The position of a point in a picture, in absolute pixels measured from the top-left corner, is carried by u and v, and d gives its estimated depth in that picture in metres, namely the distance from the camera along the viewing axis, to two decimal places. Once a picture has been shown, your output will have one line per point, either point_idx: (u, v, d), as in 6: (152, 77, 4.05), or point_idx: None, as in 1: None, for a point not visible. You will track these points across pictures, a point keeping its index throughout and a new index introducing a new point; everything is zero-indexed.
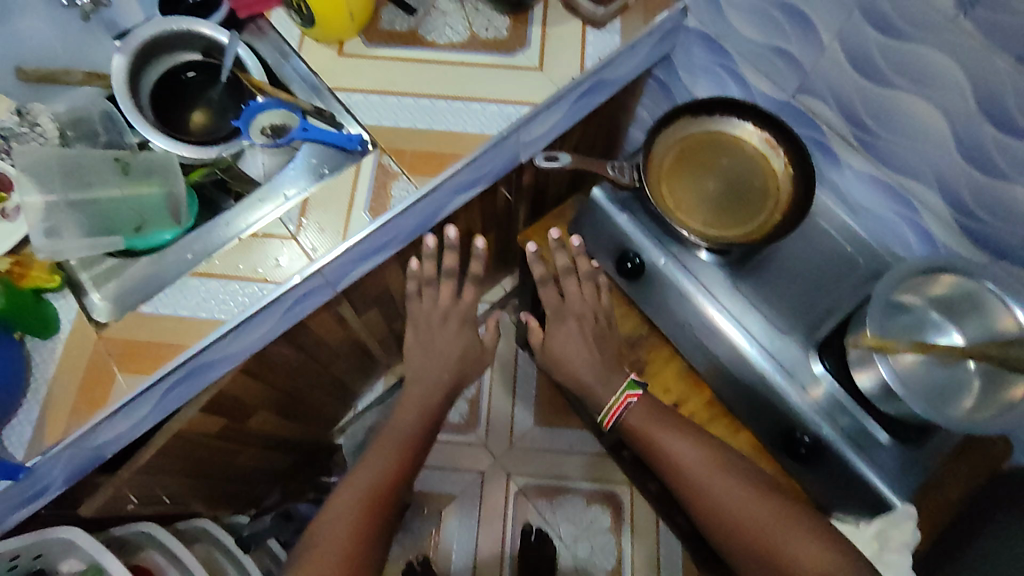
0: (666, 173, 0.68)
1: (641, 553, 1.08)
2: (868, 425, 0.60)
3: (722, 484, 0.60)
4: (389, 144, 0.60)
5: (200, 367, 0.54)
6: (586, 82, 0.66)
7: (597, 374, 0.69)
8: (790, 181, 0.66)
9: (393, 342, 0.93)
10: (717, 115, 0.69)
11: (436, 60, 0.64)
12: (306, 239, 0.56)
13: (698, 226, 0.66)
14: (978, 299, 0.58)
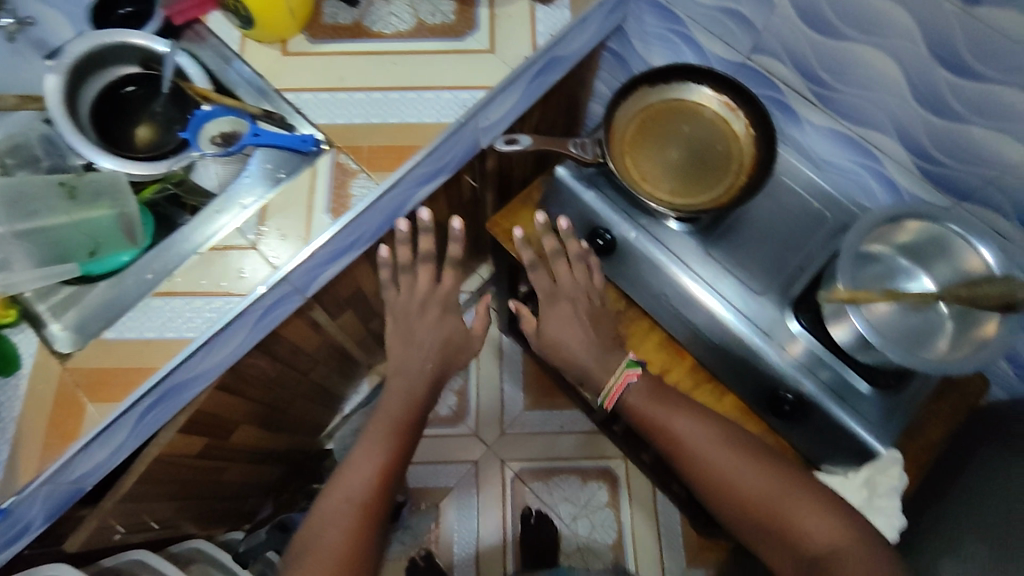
0: (629, 145, 0.68)
1: (641, 524, 1.09)
2: (848, 375, 0.62)
3: (720, 454, 0.60)
4: (345, 142, 0.59)
5: (173, 389, 0.53)
6: (541, 61, 0.64)
7: (593, 355, 0.66)
8: (752, 143, 0.66)
9: (372, 342, 0.92)
10: (674, 82, 0.69)
11: (384, 51, 0.62)
12: (268, 246, 0.55)
13: (665, 196, 0.66)
14: (944, 242, 0.59)
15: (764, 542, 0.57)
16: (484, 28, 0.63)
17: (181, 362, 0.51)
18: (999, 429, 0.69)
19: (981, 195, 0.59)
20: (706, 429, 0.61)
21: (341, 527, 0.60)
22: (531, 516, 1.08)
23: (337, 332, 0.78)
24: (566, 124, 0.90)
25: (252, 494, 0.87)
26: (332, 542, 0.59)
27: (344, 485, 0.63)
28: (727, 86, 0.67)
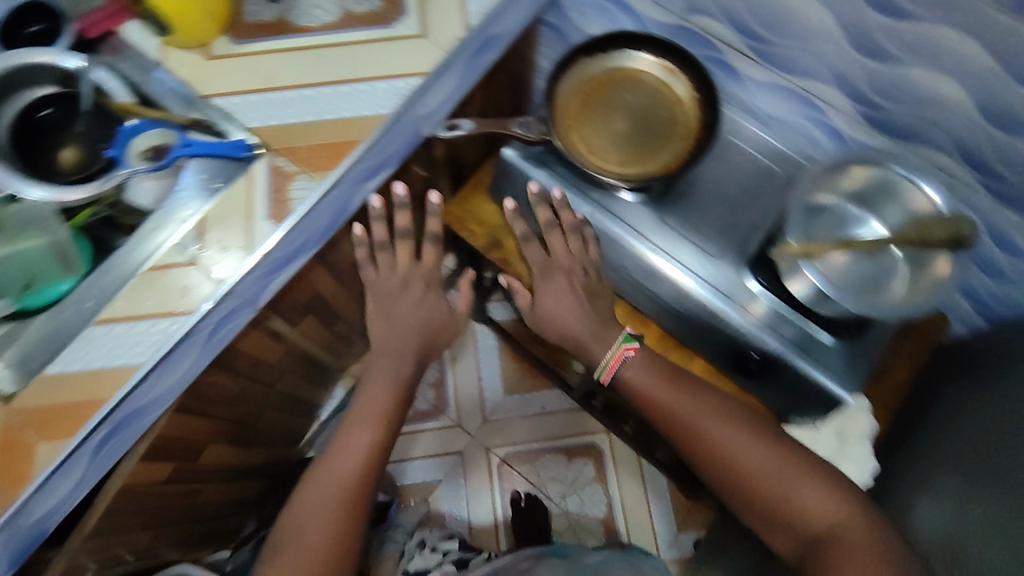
0: (574, 120, 0.67)
1: (629, 494, 1.10)
2: (811, 328, 0.62)
3: (725, 434, 0.59)
4: (281, 144, 0.56)
5: (128, 418, 0.52)
6: (475, 40, 0.62)
7: (592, 331, 0.66)
8: (695, 105, 0.66)
9: (338, 345, 0.91)
10: (613, 50, 0.68)
11: (310, 45, 0.59)
12: (209, 259, 0.53)
13: (616, 168, 0.66)
14: (891, 186, 0.60)
15: (762, 516, 0.58)
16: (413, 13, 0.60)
17: (130, 390, 0.50)
18: (959, 362, 0.71)
19: (922, 135, 0.61)
20: (700, 406, 0.61)
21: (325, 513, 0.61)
22: (521, 500, 1.09)
23: (299, 339, 0.76)
24: (514, 103, 0.89)
25: (230, 513, 0.85)
26: (316, 531, 0.60)
27: (330, 470, 0.63)
28: (667, 51, 0.66)
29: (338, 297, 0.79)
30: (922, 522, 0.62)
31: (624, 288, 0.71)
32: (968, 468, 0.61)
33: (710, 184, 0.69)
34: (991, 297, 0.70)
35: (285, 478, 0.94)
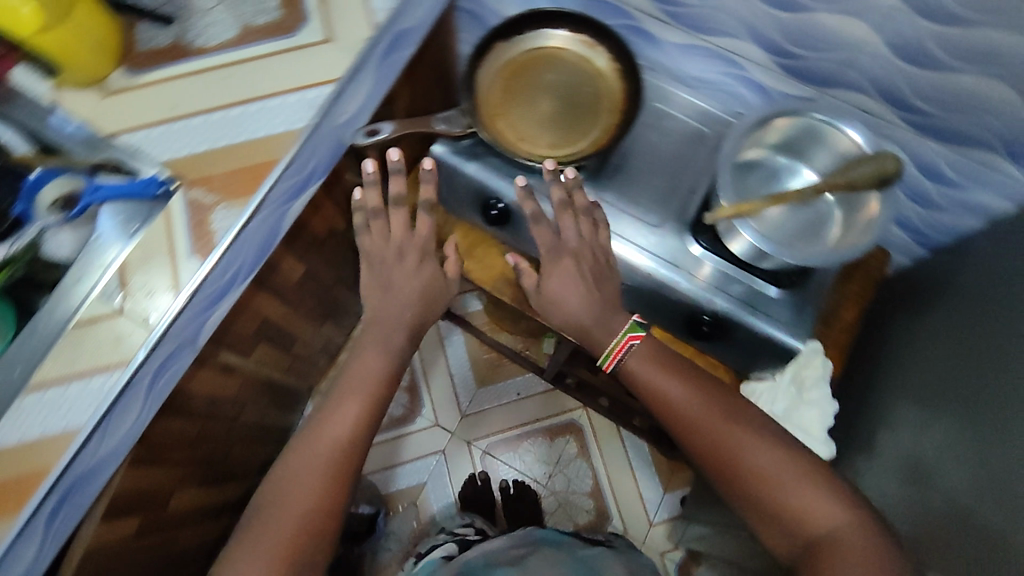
0: (499, 106, 0.68)
1: (614, 464, 1.12)
2: (756, 284, 0.65)
3: (729, 432, 0.57)
4: (195, 175, 0.54)
5: (79, 481, 0.52)
6: (383, 40, 0.59)
7: (595, 316, 0.63)
8: (618, 76, 0.67)
9: (297, 362, 0.90)
10: (529, 32, 0.68)
11: (213, 66, 0.57)
12: (137, 308, 0.51)
13: (546, 149, 0.67)
14: (815, 131, 0.61)
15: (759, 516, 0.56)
16: (315, 16, 0.58)
17: (75, 454, 0.50)
18: (913, 295, 0.75)
19: (840, 78, 0.62)
20: (700, 405, 0.58)
21: (309, 482, 0.60)
22: (510, 487, 1.09)
23: (252, 366, 0.75)
24: (445, 94, 0.87)
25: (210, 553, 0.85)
26: (297, 500, 0.59)
27: (318, 439, 0.62)
28: (581, 24, 0.67)
29: (289, 317, 0.78)
30: (898, 452, 0.67)
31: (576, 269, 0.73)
32: (928, 396, 0.64)
33: (643, 154, 0.70)
34: (924, 225, 0.74)
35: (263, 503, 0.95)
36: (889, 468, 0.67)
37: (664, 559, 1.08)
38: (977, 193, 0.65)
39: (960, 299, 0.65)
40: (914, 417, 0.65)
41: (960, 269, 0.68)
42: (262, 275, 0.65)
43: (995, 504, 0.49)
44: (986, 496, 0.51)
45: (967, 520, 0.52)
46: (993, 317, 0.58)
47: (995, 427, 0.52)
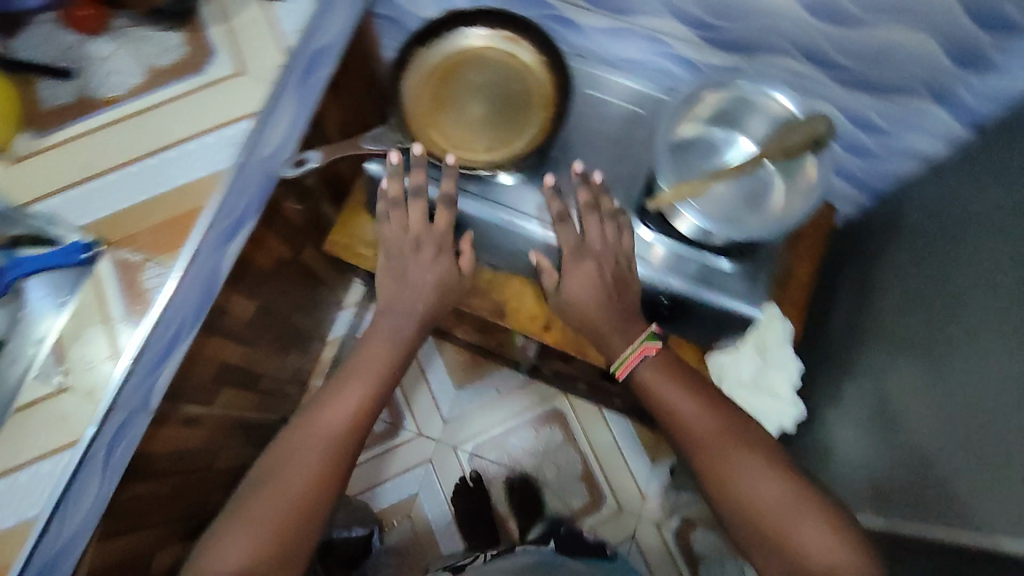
0: (431, 117, 0.69)
1: (602, 441, 1.21)
2: (709, 259, 0.68)
3: (741, 461, 0.62)
4: (119, 236, 0.57)
5: (53, 560, 0.56)
6: (300, 61, 0.62)
7: (615, 324, 0.69)
8: (544, 67, 0.70)
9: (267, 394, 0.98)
10: (448, 34, 0.71)
11: (126, 114, 0.58)
12: (76, 385, 0.55)
13: (485, 153, 0.69)
14: (746, 100, 0.65)
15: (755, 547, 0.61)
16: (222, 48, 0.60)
17: (37, 540, 0.54)
18: (868, 239, 0.84)
19: (761, 44, 0.67)
20: (708, 431, 0.64)
21: (309, 458, 0.64)
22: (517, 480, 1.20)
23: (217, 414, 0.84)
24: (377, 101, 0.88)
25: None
26: (296, 475, 0.63)
27: (324, 421, 0.66)
28: (501, 19, 0.70)
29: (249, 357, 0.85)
30: (862, 400, 0.76)
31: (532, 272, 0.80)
32: (891, 344, 0.72)
33: (581, 142, 0.73)
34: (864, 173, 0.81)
35: None
36: (857, 415, 0.76)
37: (660, 527, 1.18)
38: (913, 137, 0.72)
39: (906, 245, 0.74)
40: (877, 365, 0.74)
41: (898, 211, 0.78)
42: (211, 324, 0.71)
43: (959, 445, 0.56)
44: (937, 456, 0.59)
45: (938, 481, 0.58)
46: (943, 279, 0.65)
47: (943, 385, 0.61)
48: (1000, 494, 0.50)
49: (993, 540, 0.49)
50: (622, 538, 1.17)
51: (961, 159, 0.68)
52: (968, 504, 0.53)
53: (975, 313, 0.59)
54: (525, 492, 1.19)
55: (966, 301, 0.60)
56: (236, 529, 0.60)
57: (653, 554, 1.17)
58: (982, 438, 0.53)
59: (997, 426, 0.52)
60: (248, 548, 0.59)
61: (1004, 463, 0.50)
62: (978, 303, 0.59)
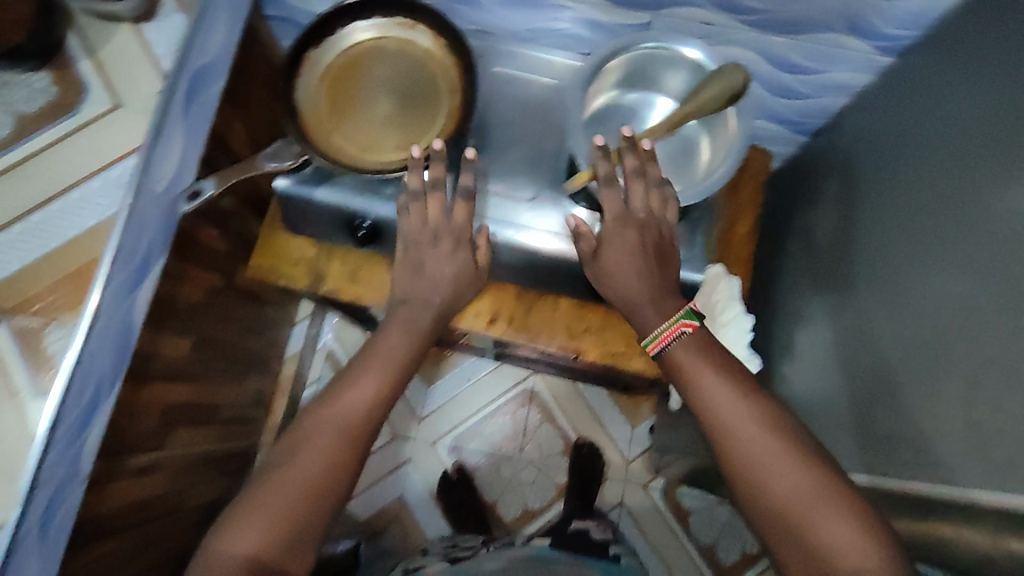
0: (331, 121, 0.71)
1: (576, 414, 1.34)
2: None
3: (761, 444, 0.56)
4: (19, 297, 0.64)
5: (40, 532, 0.63)
6: (180, 82, 0.69)
7: (649, 293, 0.66)
8: (446, 49, 0.72)
9: (215, 407, 0.96)
10: (332, 31, 0.72)
11: (9, 165, 0.65)
12: (13, 413, 0.64)
13: (394, 152, 0.71)
14: (650, 60, 0.68)
15: (778, 548, 0.54)
16: (95, 84, 0.68)
17: (15, 531, 0.61)
18: (802, 180, 0.90)
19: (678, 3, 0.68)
20: (766, 457, 0.55)
21: (314, 454, 0.58)
22: (583, 447, 1.32)
23: (179, 453, 0.88)
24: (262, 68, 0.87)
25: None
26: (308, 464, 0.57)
27: (334, 410, 0.61)
28: (392, 14, 0.72)
29: (199, 393, 0.90)
30: (821, 345, 0.80)
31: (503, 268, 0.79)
32: (834, 289, 0.78)
33: (543, 113, 0.77)
34: (794, 114, 0.85)
35: None
36: (816, 358, 0.81)
37: (648, 488, 1.31)
38: (837, 73, 0.76)
39: (835, 204, 0.80)
40: (824, 307, 0.80)
41: (849, 160, 0.78)
42: (155, 348, 0.78)
43: (917, 370, 0.60)
44: (884, 398, 0.65)
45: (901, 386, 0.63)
46: (870, 229, 0.72)
47: (883, 352, 0.66)
48: (952, 424, 0.55)
49: (970, 492, 0.52)
50: (614, 503, 1.30)
51: (889, 83, 0.72)
52: (931, 440, 0.58)
53: (908, 266, 0.64)
54: (582, 466, 1.31)
55: (893, 251, 0.67)
56: (246, 515, 0.55)
57: (642, 512, 1.30)
58: (919, 378, 0.60)
59: (933, 368, 0.58)
60: (257, 538, 0.54)
61: (953, 407, 0.55)
62: (909, 253, 0.65)
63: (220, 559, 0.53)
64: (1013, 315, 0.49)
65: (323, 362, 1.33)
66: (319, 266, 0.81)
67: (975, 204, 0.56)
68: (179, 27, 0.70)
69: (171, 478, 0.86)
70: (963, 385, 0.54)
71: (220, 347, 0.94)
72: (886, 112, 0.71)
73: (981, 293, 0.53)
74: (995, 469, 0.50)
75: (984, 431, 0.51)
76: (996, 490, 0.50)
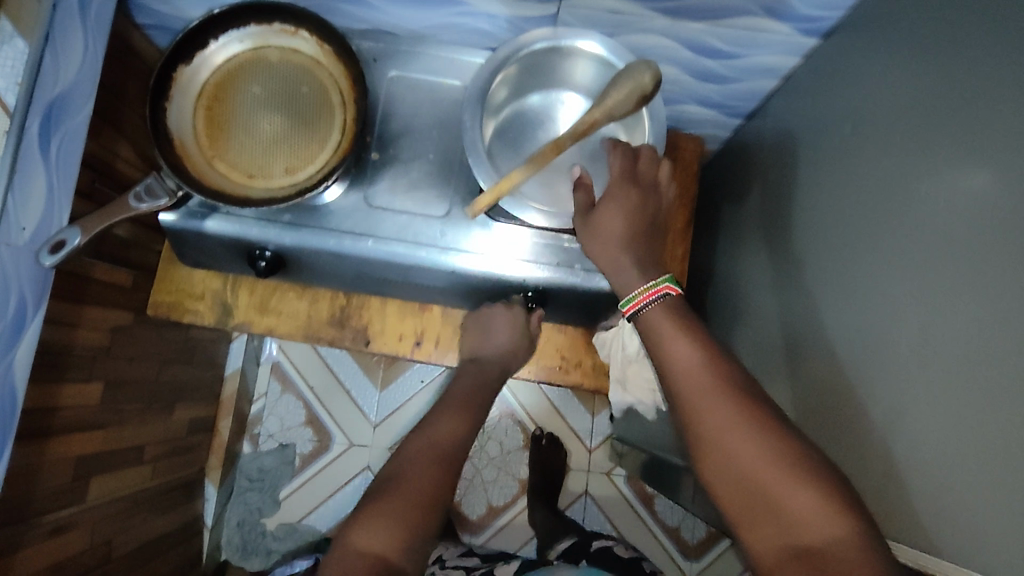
0: (212, 146, 0.65)
1: (535, 408, 1.32)
2: (564, 241, 0.69)
3: (721, 406, 0.49)
4: None
5: None
6: (33, 116, 0.61)
7: (623, 288, 0.57)
8: (332, 54, 0.66)
9: (140, 448, 0.94)
10: (200, 45, 0.64)
11: None
12: None
13: (283, 176, 0.65)
14: (546, 56, 0.65)
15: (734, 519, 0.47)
16: None
17: None
18: (741, 164, 0.85)
19: None
20: (723, 418, 0.48)
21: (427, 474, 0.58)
22: (543, 438, 1.28)
23: (98, 503, 0.84)
24: (141, 82, 0.79)
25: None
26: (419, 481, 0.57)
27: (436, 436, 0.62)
28: (270, 21, 0.66)
29: (111, 438, 0.86)
30: (752, 342, 0.77)
31: (420, 287, 0.75)
32: (766, 283, 0.75)
33: (449, 119, 0.71)
34: (723, 98, 0.80)
35: (190, 544, 1.12)
36: (749, 355, 0.78)
37: (612, 476, 1.30)
38: (763, 56, 0.71)
39: (768, 195, 0.76)
40: (757, 306, 0.77)
41: (786, 148, 0.73)
42: (53, 402, 0.72)
43: (842, 374, 0.57)
44: (808, 413, 0.62)
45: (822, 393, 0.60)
46: (797, 226, 0.68)
47: (810, 356, 0.64)
48: (872, 446, 0.52)
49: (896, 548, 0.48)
50: (579, 494, 1.29)
51: (822, 63, 0.67)
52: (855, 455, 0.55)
53: (835, 267, 0.61)
54: (545, 460, 1.26)
55: (819, 250, 0.64)
56: (373, 516, 0.54)
57: (607, 501, 1.29)
58: (845, 396, 0.56)
59: (856, 386, 0.55)
60: (388, 539, 0.53)
61: (873, 435, 0.52)
62: (836, 254, 0.61)
63: (347, 553, 0.52)
64: (938, 334, 0.46)
65: (269, 377, 1.32)
66: (224, 298, 0.79)
67: (902, 206, 0.52)
68: (21, 54, 0.60)
69: (94, 528, 0.84)
70: (883, 409, 0.51)
71: (132, 387, 0.90)
72: (817, 94, 0.68)
73: (907, 309, 0.50)
74: (918, 519, 0.46)
75: (903, 467, 0.48)
76: (923, 547, 0.46)
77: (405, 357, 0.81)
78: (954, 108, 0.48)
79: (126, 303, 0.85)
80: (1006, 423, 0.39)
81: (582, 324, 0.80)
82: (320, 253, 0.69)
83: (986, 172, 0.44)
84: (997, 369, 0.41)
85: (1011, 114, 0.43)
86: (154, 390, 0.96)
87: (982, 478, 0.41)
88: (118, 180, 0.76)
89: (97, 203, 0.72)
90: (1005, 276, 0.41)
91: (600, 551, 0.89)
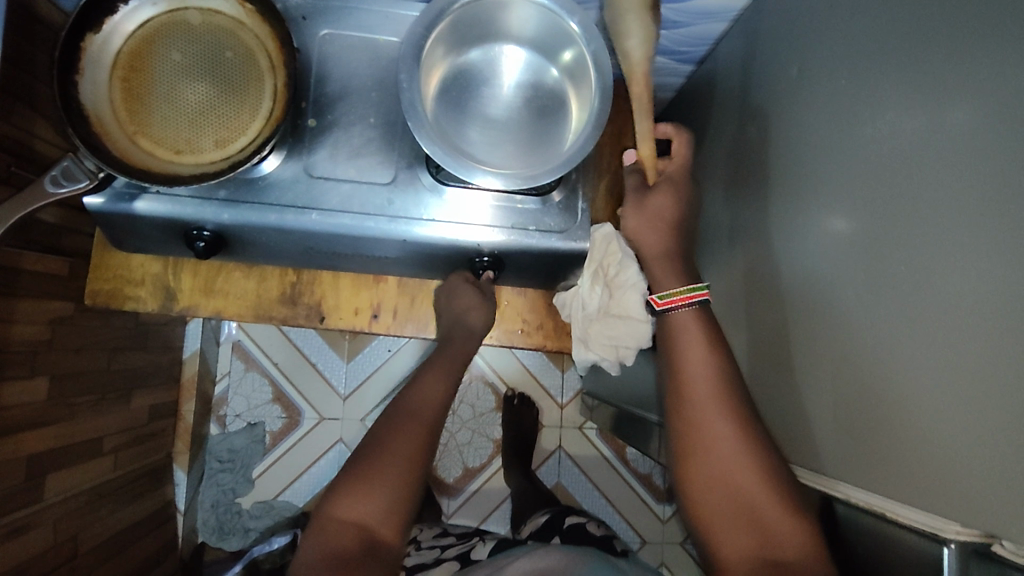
0: (132, 121, 0.60)
1: (505, 368, 1.31)
2: (517, 201, 0.67)
3: (721, 416, 0.56)
4: None
5: None
6: None
7: None
8: (255, 13, 0.62)
9: (97, 439, 0.91)
10: (108, 8, 0.59)
11: None
12: None
13: (213, 150, 0.61)
14: (483, 7, 0.62)
15: (701, 509, 0.55)
16: None
17: None
18: (696, 112, 0.84)
19: None
20: (724, 432, 0.55)
21: (404, 438, 0.60)
22: (515, 398, 1.29)
23: (60, 499, 0.82)
24: (47, 50, 0.72)
25: (153, 565, 1.05)
26: (401, 449, 0.59)
27: (412, 403, 0.64)
28: None
29: (64, 433, 0.82)
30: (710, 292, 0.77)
31: (372, 258, 0.72)
32: (720, 233, 0.75)
33: (386, 78, 0.68)
34: (674, 43, 0.78)
35: (164, 530, 1.11)
36: None
37: (584, 430, 1.32)
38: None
39: (723, 143, 0.75)
40: (715, 253, 0.76)
41: (739, 91, 0.71)
42: None
43: (792, 322, 0.57)
44: (763, 363, 0.63)
45: (773, 340, 0.61)
46: (750, 173, 0.67)
47: (762, 304, 0.64)
48: (821, 392, 0.52)
49: (847, 491, 0.49)
50: (552, 450, 1.31)
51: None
52: (799, 402, 0.56)
53: (784, 213, 0.60)
54: (518, 419, 1.27)
55: (768, 196, 0.63)
56: (354, 488, 0.57)
57: (580, 455, 1.31)
58: (798, 342, 0.56)
59: (807, 332, 0.55)
60: (367, 509, 0.56)
61: (824, 379, 0.52)
62: (785, 203, 0.60)
63: (332, 524, 0.55)
64: (884, 271, 0.46)
65: (231, 355, 1.28)
66: (166, 282, 0.76)
67: (848, 148, 0.51)
68: None
69: (58, 523, 0.81)
70: (831, 354, 0.51)
71: (81, 379, 0.86)
72: (765, 33, 0.66)
73: (853, 251, 0.49)
74: (867, 460, 0.47)
75: (855, 410, 0.48)
76: (874, 492, 0.47)
77: (364, 329, 0.79)
78: (899, 41, 0.46)
79: (63, 292, 0.81)
80: (964, 361, 0.38)
81: (543, 283, 0.79)
82: (261, 229, 0.65)
83: (926, 105, 0.43)
84: (958, 307, 0.39)
85: (952, 46, 0.41)
86: (107, 380, 0.92)
87: (942, 417, 0.40)
88: (36, 160, 0.70)
89: (16, 187, 0.67)
90: (950, 213, 0.40)
91: (574, 525, 0.89)
